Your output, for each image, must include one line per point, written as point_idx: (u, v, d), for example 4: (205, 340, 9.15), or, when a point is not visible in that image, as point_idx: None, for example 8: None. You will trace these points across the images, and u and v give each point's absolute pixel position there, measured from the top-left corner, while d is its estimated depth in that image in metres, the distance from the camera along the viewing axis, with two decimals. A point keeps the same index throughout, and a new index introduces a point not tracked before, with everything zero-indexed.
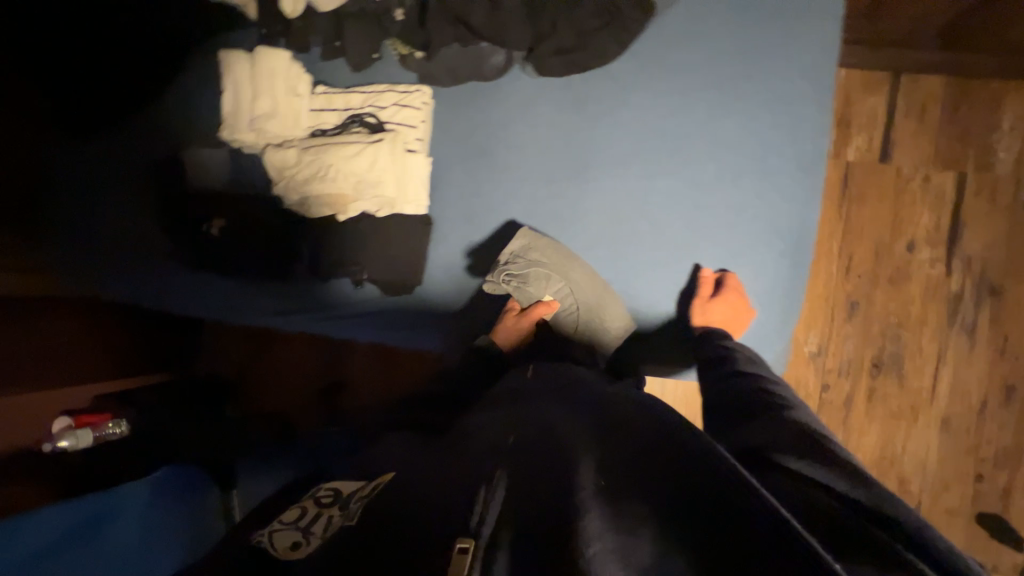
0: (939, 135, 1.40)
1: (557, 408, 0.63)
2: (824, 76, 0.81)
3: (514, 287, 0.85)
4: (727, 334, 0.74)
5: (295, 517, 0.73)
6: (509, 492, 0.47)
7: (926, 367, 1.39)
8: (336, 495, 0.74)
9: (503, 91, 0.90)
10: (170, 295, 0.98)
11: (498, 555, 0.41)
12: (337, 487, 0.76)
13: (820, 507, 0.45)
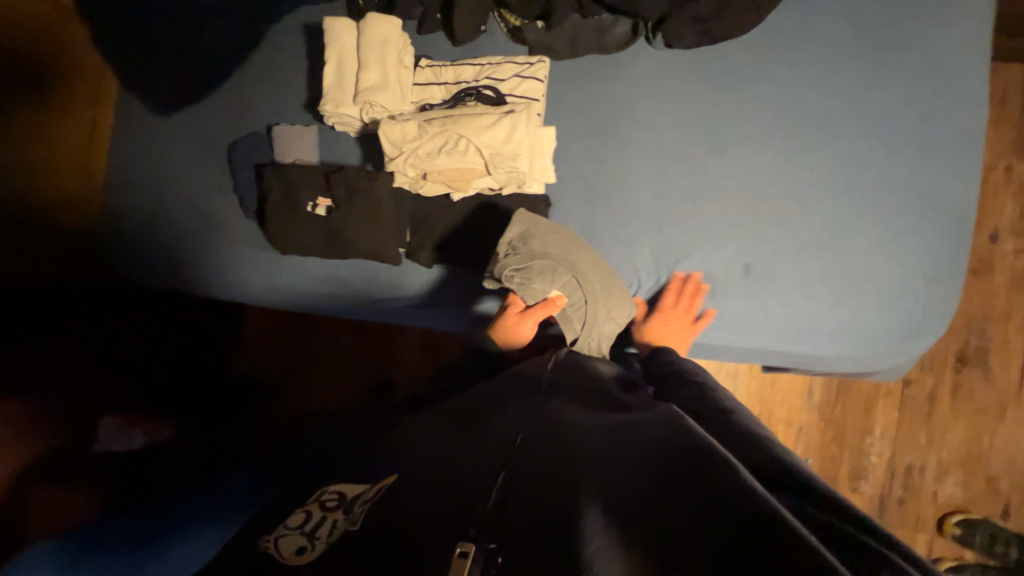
0: (1022, 125, 1.38)
1: (577, 408, 0.60)
2: (980, 47, 0.77)
3: (518, 283, 0.79)
4: (670, 351, 0.76)
5: (301, 520, 0.57)
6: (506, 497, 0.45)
7: (1012, 361, 1.37)
8: (342, 499, 0.59)
9: (628, 65, 0.85)
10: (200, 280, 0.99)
11: (495, 557, 0.38)
12: (344, 489, 0.61)
13: (818, 511, 0.39)
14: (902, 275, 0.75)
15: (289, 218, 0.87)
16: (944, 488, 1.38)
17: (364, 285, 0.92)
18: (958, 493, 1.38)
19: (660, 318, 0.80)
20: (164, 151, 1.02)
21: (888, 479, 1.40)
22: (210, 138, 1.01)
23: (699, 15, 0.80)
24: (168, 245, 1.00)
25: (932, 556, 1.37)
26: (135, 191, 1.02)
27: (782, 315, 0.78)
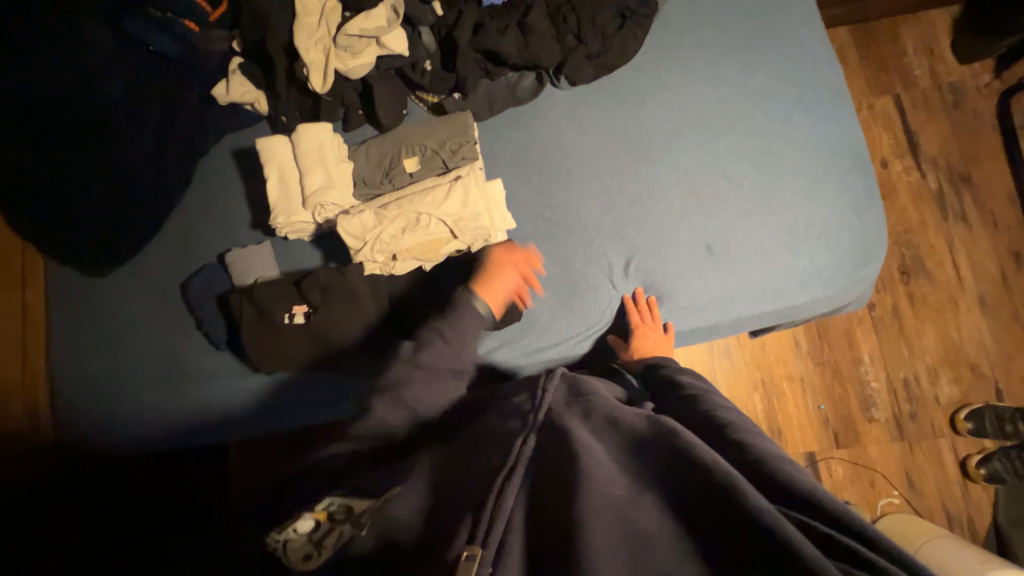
0: (865, 71, 1.64)
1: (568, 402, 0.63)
2: (815, 21, 0.92)
3: (381, 183, 0.89)
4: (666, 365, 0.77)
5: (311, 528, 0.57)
6: (525, 512, 0.53)
7: (944, 259, 1.53)
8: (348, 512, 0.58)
9: (545, 108, 0.95)
10: (163, 424, 0.94)
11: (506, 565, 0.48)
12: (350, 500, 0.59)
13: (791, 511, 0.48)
14: (836, 213, 0.84)
15: (266, 332, 0.85)
16: (942, 389, 1.47)
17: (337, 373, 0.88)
18: (955, 390, 1.47)
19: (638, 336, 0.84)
20: (116, 309, 0.98)
21: (894, 399, 1.48)
22: (163, 285, 0.98)
23: (591, 53, 0.90)
24: (139, 401, 0.94)
25: (960, 456, 1.43)
26: (94, 359, 0.96)
27: (751, 279, 0.85)
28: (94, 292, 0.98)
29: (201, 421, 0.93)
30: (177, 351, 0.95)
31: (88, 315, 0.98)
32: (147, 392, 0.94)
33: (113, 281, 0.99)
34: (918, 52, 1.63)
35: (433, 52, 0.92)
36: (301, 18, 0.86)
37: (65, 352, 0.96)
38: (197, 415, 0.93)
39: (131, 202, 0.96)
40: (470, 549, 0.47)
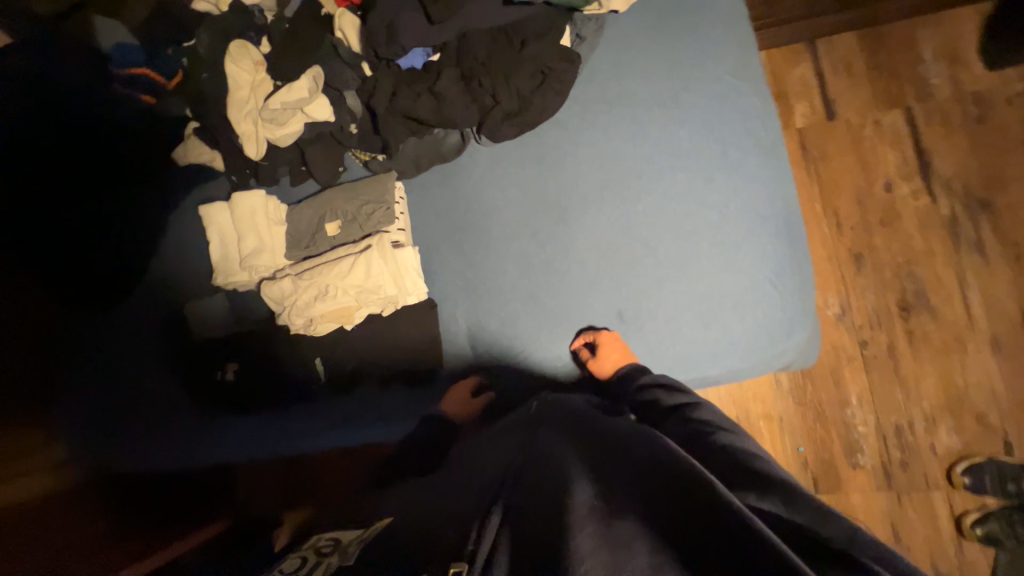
0: (871, 81, 1.47)
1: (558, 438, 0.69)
2: (752, 70, 0.86)
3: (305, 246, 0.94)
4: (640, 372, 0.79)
5: (295, 566, 0.62)
6: (514, 528, 0.53)
7: (953, 294, 1.38)
8: (338, 544, 0.65)
9: (467, 166, 0.95)
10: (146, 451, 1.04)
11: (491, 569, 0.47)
12: (339, 536, 0.68)
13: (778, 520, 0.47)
14: (753, 282, 0.81)
15: (210, 387, 0.98)
16: (940, 438, 1.35)
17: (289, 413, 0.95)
18: (956, 439, 1.34)
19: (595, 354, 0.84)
20: (105, 352, 1.05)
21: (883, 446, 1.37)
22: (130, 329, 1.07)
23: (507, 111, 0.89)
24: (116, 432, 1.04)
25: (956, 513, 1.31)
26: (86, 395, 1.06)
27: (663, 348, 0.83)
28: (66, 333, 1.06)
29: (179, 445, 1.03)
30: (144, 386, 1.04)
31: (83, 356, 1.06)
32: (142, 429, 1.04)
33: (100, 325, 1.06)
34: (936, 58, 1.45)
35: (359, 116, 0.94)
36: (232, 93, 0.92)
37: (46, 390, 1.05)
38: (177, 440, 1.03)
39: (112, 251, 1.06)
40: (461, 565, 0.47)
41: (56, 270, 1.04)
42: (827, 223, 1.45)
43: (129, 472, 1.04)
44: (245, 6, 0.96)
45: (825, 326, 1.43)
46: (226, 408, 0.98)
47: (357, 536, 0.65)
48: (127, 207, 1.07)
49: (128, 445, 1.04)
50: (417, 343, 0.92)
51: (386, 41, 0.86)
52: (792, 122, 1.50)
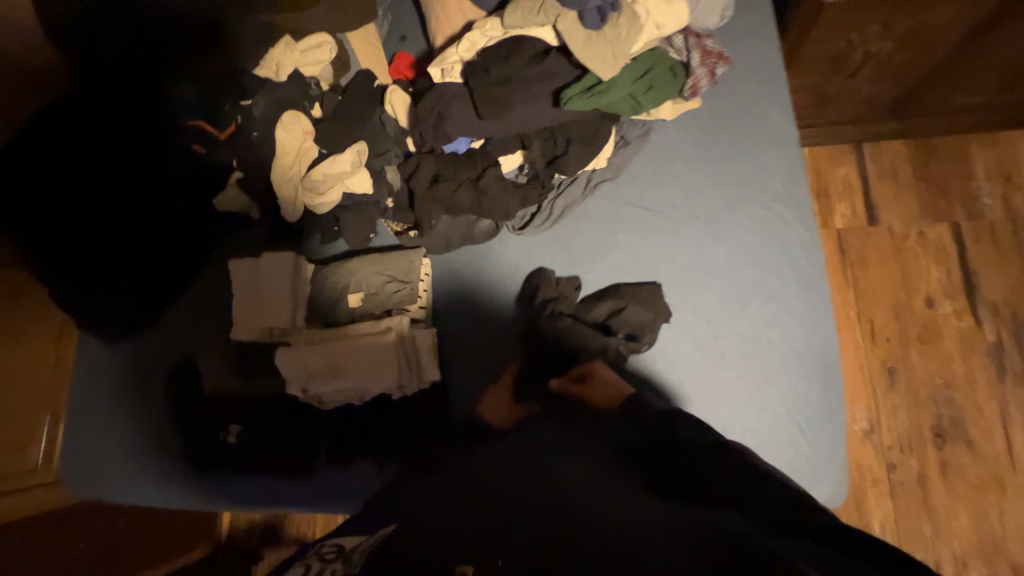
0: (919, 192, 1.43)
1: (571, 463, 0.65)
2: (798, 196, 0.84)
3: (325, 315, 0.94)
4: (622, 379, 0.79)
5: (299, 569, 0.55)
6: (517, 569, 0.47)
7: (993, 428, 1.29)
8: (340, 550, 0.58)
9: (495, 253, 0.94)
10: (136, 490, 1.03)
11: None
12: (342, 543, 0.60)
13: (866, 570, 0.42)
14: (782, 422, 0.76)
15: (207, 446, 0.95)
16: None
17: (286, 491, 0.93)
18: None
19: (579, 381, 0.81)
20: (112, 386, 1.07)
21: None
22: (138, 364, 1.07)
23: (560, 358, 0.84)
24: (116, 466, 1.04)
25: None
26: (97, 429, 1.06)
27: None
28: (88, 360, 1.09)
29: (171, 492, 1.01)
30: (148, 426, 1.04)
31: (96, 387, 1.07)
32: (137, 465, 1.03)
33: (121, 357, 1.08)
34: (989, 178, 1.40)
35: (398, 190, 0.96)
36: (278, 157, 0.94)
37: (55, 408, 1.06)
38: (169, 484, 1.01)
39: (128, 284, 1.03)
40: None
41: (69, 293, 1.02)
42: (862, 331, 1.39)
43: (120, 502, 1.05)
44: (303, 77, 1.00)
45: (851, 441, 1.35)
46: (224, 466, 0.96)
47: (361, 544, 0.58)
48: (133, 233, 1.01)
49: (122, 477, 1.04)
50: (420, 432, 0.89)
51: (432, 129, 0.88)
52: (832, 222, 1.46)
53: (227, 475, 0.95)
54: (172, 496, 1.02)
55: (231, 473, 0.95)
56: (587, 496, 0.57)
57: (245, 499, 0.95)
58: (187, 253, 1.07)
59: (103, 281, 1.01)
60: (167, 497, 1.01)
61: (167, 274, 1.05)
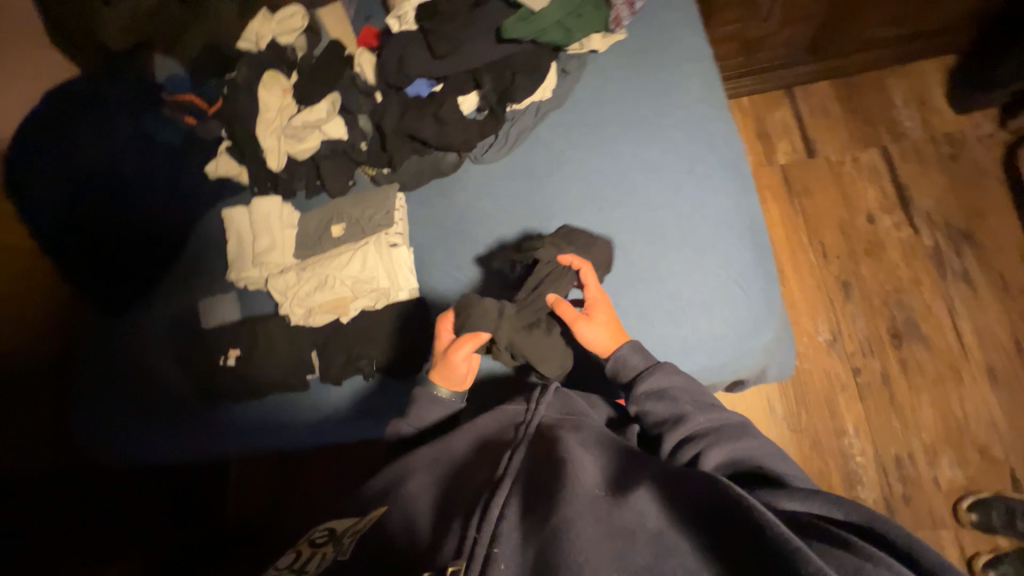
0: (848, 123, 1.58)
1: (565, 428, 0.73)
2: (715, 98, 0.97)
3: (314, 247, 1.04)
4: (627, 361, 0.77)
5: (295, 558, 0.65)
6: (518, 517, 0.58)
7: (943, 323, 1.39)
8: (331, 534, 0.68)
9: (462, 181, 1.06)
10: (140, 443, 1.10)
11: (496, 551, 0.54)
12: (332, 526, 0.70)
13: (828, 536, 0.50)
14: (722, 280, 0.86)
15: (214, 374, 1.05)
16: (943, 471, 1.29)
17: (288, 414, 1.01)
18: (960, 474, 1.28)
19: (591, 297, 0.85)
20: (117, 347, 1.15)
21: (883, 478, 1.32)
22: (143, 325, 1.15)
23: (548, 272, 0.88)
24: (118, 422, 1.11)
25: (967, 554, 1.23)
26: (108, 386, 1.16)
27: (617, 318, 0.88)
28: (90, 325, 1.17)
29: (175, 441, 1.09)
30: (146, 382, 1.11)
31: (106, 350, 1.16)
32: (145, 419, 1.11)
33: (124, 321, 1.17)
34: (907, 104, 1.55)
35: (369, 135, 1.08)
36: (261, 113, 1.06)
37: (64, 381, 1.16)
38: (171, 437, 1.08)
39: (137, 249, 1.19)
40: (456, 564, 0.53)
41: (85, 262, 1.17)
42: (813, 251, 1.51)
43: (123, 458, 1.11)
44: (281, 46, 1.13)
45: (816, 352, 1.44)
46: (228, 397, 1.04)
47: (352, 526, 0.68)
48: (138, 207, 1.20)
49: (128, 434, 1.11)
50: (405, 340, 0.99)
51: (396, 70, 1.02)
52: (774, 159, 1.60)
53: (234, 406, 1.04)
54: (176, 448, 1.09)
55: (235, 402, 1.04)
56: (577, 451, 0.67)
57: (249, 425, 1.03)
58: (180, 219, 1.20)
59: (114, 250, 1.18)
60: (172, 449, 1.09)
61: (166, 239, 1.19)
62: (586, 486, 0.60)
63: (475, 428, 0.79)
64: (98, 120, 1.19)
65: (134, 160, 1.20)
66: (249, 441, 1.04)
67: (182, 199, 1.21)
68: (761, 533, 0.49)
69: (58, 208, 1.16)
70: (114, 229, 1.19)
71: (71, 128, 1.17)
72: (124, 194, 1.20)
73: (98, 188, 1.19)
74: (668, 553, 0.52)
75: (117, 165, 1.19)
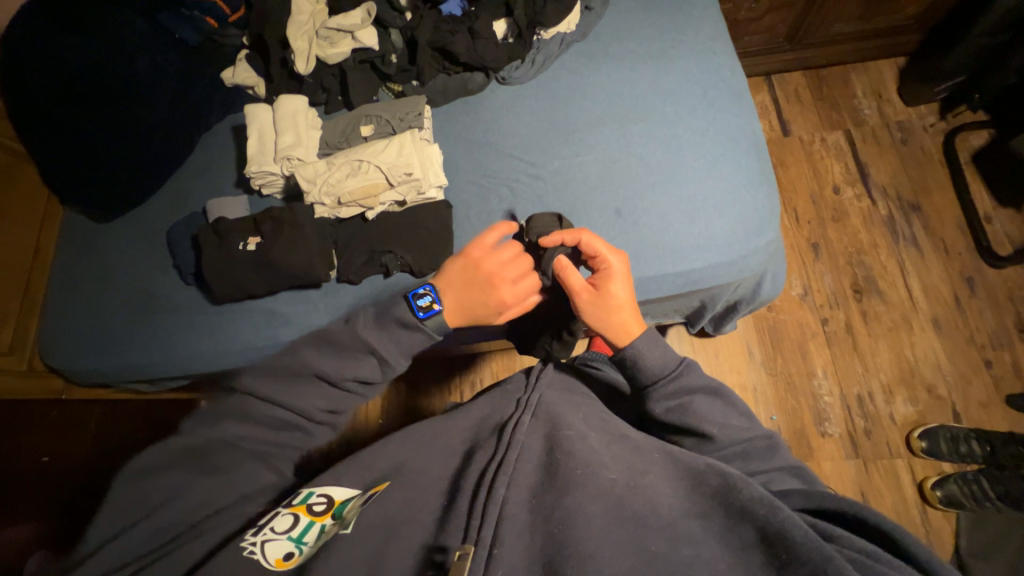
0: (817, 108, 1.78)
1: (571, 409, 0.70)
2: (723, 38, 1.09)
3: (341, 146, 1.06)
4: (675, 380, 0.71)
5: (288, 525, 0.60)
6: (524, 500, 0.56)
7: (897, 280, 1.57)
8: (331, 506, 0.63)
9: (489, 99, 1.10)
10: (132, 350, 1.07)
11: (500, 538, 0.51)
12: (331, 493, 0.64)
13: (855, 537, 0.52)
14: (730, 186, 0.96)
15: (222, 258, 0.99)
16: (897, 408, 1.45)
17: (301, 316, 1.02)
18: (911, 409, 1.44)
19: (587, 287, 0.82)
20: (120, 253, 1.15)
21: (848, 415, 1.45)
22: (151, 232, 1.15)
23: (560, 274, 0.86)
24: (115, 330, 1.09)
25: (918, 479, 1.37)
26: (110, 294, 1.12)
27: (635, 219, 0.96)
28: (90, 233, 1.17)
29: (168, 352, 1.06)
30: (153, 288, 1.11)
31: (103, 256, 1.15)
32: (148, 326, 1.08)
33: (127, 228, 1.16)
34: (866, 95, 1.77)
35: (400, 47, 1.11)
36: (294, 16, 1.09)
37: (49, 298, 1.15)
38: (164, 345, 1.06)
39: (133, 151, 1.13)
40: (462, 548, 0.49)
41: (75, 163, 1.11)
42: (789, 217, 1.67)
43: (106, 373, 1.08)
44: None
45: (790, 304, 1.57)
46: (241, 296, 1.02)
47: (355, 499, 0.63)
48: (134, 106, 1.13)
49: (127, 341, 1.08)
50: (429, 238, 1.00)
51: None
52: None
53: (248, 302, 1.04)
54: (166, 362, 1.06)
55: (250, 299, 1.03)
56: (584, 432, 0.65)
57: (265, 327, 1.03)
58: (190, 124, 1.17)
59: (108, 151, 1.12)
60: (162, 362, 1.06)
61: (171, 144, 1.15)
62: (595, 470, 0.57)
63: (478, 404, 0.77)
64: (106, 14, 1.14)
65: (138, 58, 1.15)
66: (260, 345, 1.02)
67: (193, 106, 1.18)
68: (783, 537, 0.49)
69: (51, 101, 1.09)
70: (105, 127, 1.12)
71: (76, 19, 1.12)
72: (122, 91, 1.13)
73: (91, 80, 1.11)
74: (682, 543, 0.51)
75: (112, 61, 1.12)
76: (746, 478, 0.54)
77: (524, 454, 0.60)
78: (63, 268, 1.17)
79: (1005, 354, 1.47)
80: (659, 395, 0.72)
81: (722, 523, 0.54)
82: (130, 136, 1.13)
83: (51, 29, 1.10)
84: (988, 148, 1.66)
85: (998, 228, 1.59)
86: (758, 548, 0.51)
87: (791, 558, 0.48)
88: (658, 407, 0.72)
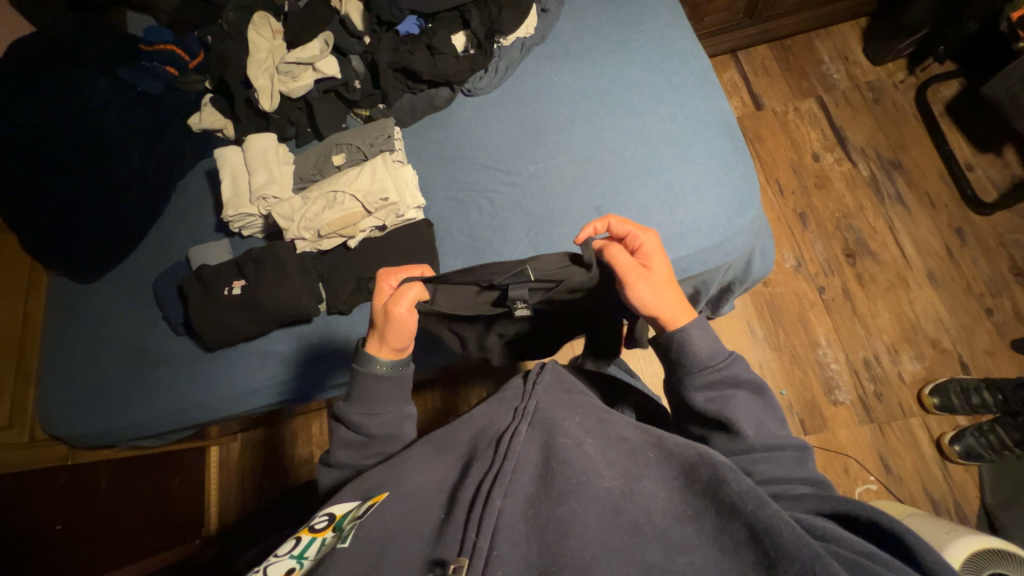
0: (787, 78, 1.78)
1: (567, 413, 0.68)
2: (682, 23, 1.09)
3: (315, 178, 1.06)
4: (719, 365, 0.69)
5: (290, 546, 0.60)
6: (519, 512, 0.54)
7: (887, 239, 1.56)
8: (332, 520, 0.62)
9: (457, 113, 1.10)
10: (130, 407, 1.06)
11: (494, 555, 0.50)
12: (333, 509, 0.64)
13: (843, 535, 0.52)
14: (706, 169, 0.95)
15: (210, 304, 0.99)
16: (904, 366, 1.44)
17: (296, 353, 1.01)
18: (919, 366, 1.44)
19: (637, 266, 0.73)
20: (108, 311, 1.14)
21: (857, 380, 1.45)
22: (138, 287, 1.15)
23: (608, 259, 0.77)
24: (110, 389, 1.08)
25: (935, 435, 1.36)
26: (102, 354, 1.11)
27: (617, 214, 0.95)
28: (75, 295, 1.16)
29: (166, 405, 1.05)
30: (145, 342, 1.10)
31: (91, 317, 1.14)
32: (144, 382, 1.07)
33: (112, 286, 1.15)
34: (833, 60, 1.77)
35: (362, 73, 1.11)
36: (253, 54, 1.08)
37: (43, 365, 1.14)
38: (163, 398, 1.06)
39: (106, 207, 1.12)
40: (457, 561, 0.49)
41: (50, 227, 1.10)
42: (773, 190, 1.67)
43: (111, 432, 1.08)
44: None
45: (785, 276, 1.57)
46: (234, 340, 1.01)
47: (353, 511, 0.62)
48: (102, 162, 1.13)
49: (125, 399, 1.07)
50: (413, 258, 0.99)
51: (386, 6, 1.07)
52: None
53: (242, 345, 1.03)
54: (168, 414, 1.05)
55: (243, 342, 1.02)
56: (581, 437, 0.63)
57: (262, 367, 1.02)
58: (162, 174, 1.17)
59: (81, 211, 1.11)
60: (163, 415, 1.05)
61: (145, 196, 1.15)
62: (591, 479, 0.56)
63: (475, 416, 0.76)
64: (65, 75, 1.14)
65: (101, 115, 1.14)
66: (260, 387, 1.02)
67: (162, 155, 1.17)
68: (772, 534, 0.48)
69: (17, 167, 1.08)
70: (75, 187, 1.11)
71: (35, 83, 1.11)
72: (87, 149, 1.12)
73: (55, 141, 1.10)
74: (677, 552, 0.50)
75: (75, 120, 1.12)
76: (741, 473, 0.54)
77: (521, 463, 0.59)
78: (53, 334, 1.16)
79: (1004, 300, 1.46)
80: (702, 383, 0.69)
81: (715, 526, 0.52)
82: (103, 193, 1.12)
83: (12, 98, 1.09)
84: (960, 97, 1.66)
85: (981, 175, 1.59)
86: (749, 548, 0.49)
87: (779, 557, 0.47)
88: (693, 391, 0.69)
